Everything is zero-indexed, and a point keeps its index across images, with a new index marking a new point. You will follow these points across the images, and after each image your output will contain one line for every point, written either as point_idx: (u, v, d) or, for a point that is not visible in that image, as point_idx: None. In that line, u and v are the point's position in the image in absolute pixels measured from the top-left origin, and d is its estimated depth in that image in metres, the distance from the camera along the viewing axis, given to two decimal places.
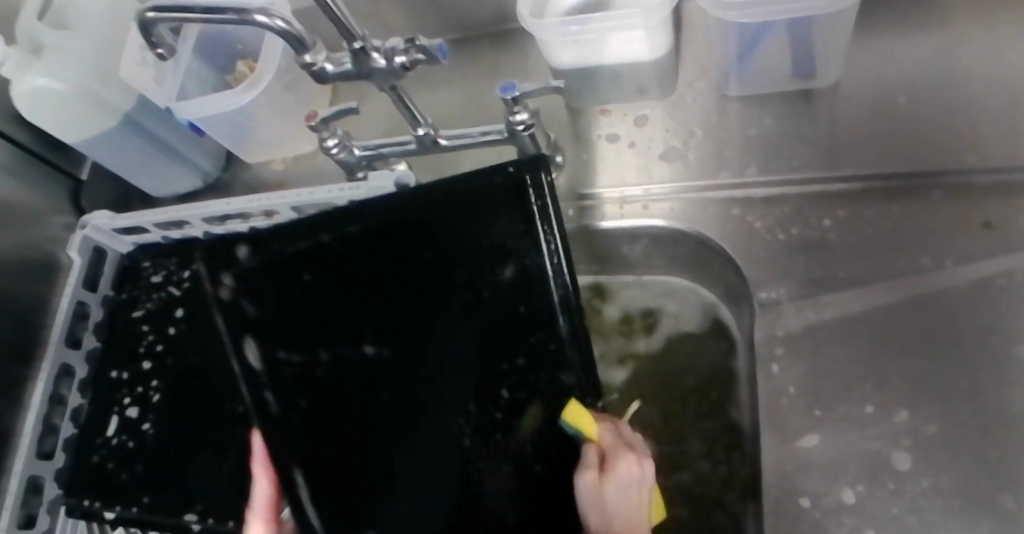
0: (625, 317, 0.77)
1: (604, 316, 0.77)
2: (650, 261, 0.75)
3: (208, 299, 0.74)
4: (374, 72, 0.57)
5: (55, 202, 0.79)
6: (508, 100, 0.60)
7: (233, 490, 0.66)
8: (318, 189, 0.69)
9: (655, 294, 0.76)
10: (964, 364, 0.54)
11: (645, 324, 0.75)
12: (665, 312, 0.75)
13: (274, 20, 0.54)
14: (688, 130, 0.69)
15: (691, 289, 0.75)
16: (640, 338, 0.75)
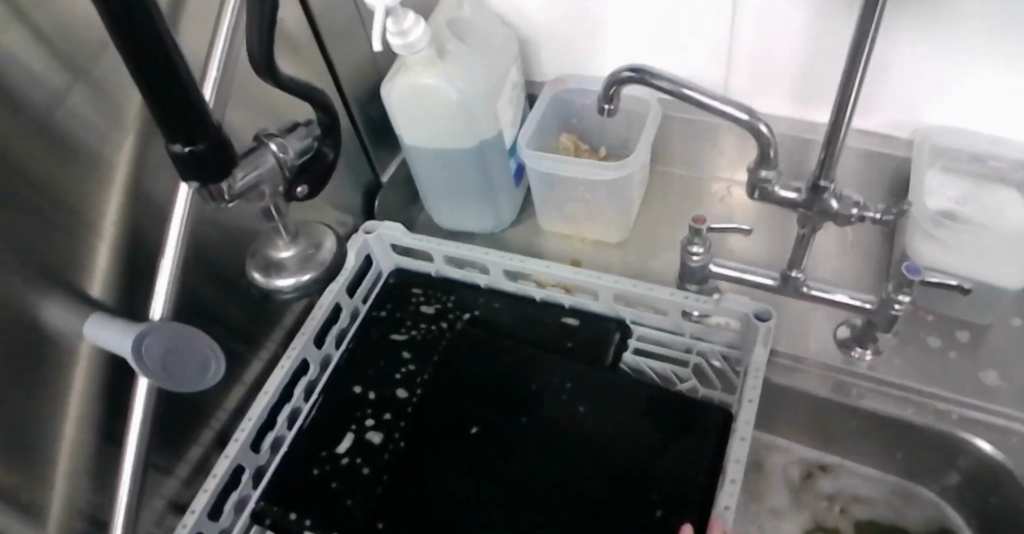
0: (834, 496, 0.76)
1: (819, 484, 0.76)
2: (889, 458, 0.75)
3: (500, 342, 0.72)
4: (818, 212, 0.59)
5: (349, 196, 0.78)
6: (905, 280, 0.61)
7: (455, 478, 0.64)
8: (649, 287, 0.69)
9: (881, 490, 0.76)
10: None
11: (849, 507, 0.75)
12: (887, 516, 0.74)
13: (757, 124, 0.57)
14: (1005, 359, 0.71)
15: (936, 503, 0.74)
16: (845, 519, 0.74)
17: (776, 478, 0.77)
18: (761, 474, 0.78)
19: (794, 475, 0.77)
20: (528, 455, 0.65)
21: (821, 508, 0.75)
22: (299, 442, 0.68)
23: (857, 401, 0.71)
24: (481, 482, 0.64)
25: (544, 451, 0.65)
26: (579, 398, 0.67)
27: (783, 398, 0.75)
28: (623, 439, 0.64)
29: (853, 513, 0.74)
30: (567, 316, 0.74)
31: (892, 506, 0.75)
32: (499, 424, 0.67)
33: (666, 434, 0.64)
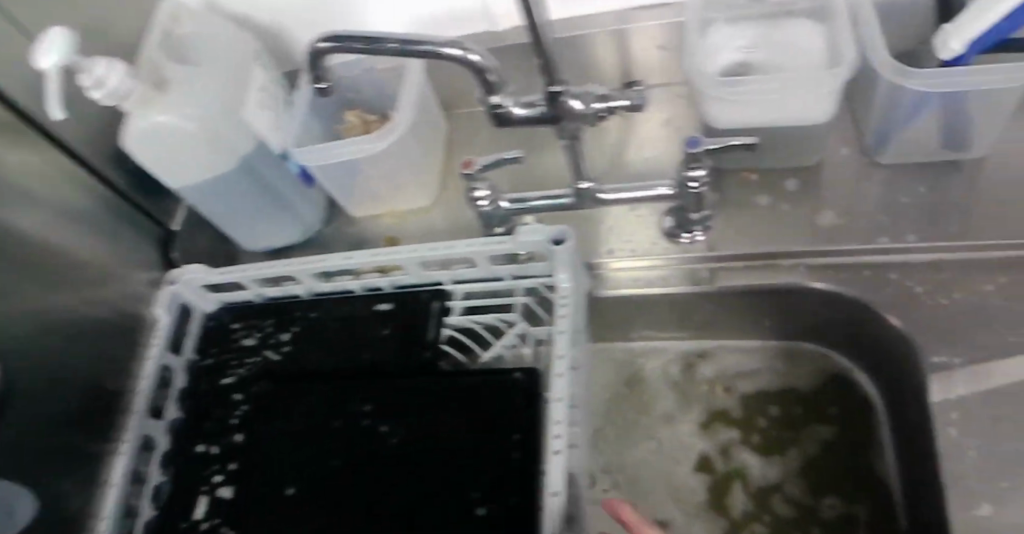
0: (716, 380, 0.74)
1: (698, 373, 0.75)
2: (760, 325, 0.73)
3: (329, 351, 0.69)
4: (566, 119, 0.56)
5: (144, 256, 0.76)
6: (690, 153, 0.59)
7: (310, 514, 0.60)
8: (452, 244, 0.67)
9: (760, 360, 0.74)
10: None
11: (731, 386, 0.73)
12: (772, 382, 0.73)
13: (467, 54, 0.54)
14: (838, 195, 0.68)
15: (821, 355, 0.73)
16: (729, 400, 0.73)
17: (655, 383, 0.75)
18: (640, 384, 0.76)
19: (672, 374, 0.75)
20: (375, 462, 0.61)
21: (705, 395, 0.74)
22: (155, 523, 0.64)
23: (703, 285, 0.68)
24: (335, 506, 0.60)
25: (388, 453, 0.61)
26: (413, 386, 0.64)
27: (634, 304, 0.71)
28: (460, 419, 0.61)
29: (739, 392, 0.73)
30: (381, 302, 0.70)
31: (771, 370, 0.74)
32: (340, 439, 0.63)
33: (500, 399, 0.61)
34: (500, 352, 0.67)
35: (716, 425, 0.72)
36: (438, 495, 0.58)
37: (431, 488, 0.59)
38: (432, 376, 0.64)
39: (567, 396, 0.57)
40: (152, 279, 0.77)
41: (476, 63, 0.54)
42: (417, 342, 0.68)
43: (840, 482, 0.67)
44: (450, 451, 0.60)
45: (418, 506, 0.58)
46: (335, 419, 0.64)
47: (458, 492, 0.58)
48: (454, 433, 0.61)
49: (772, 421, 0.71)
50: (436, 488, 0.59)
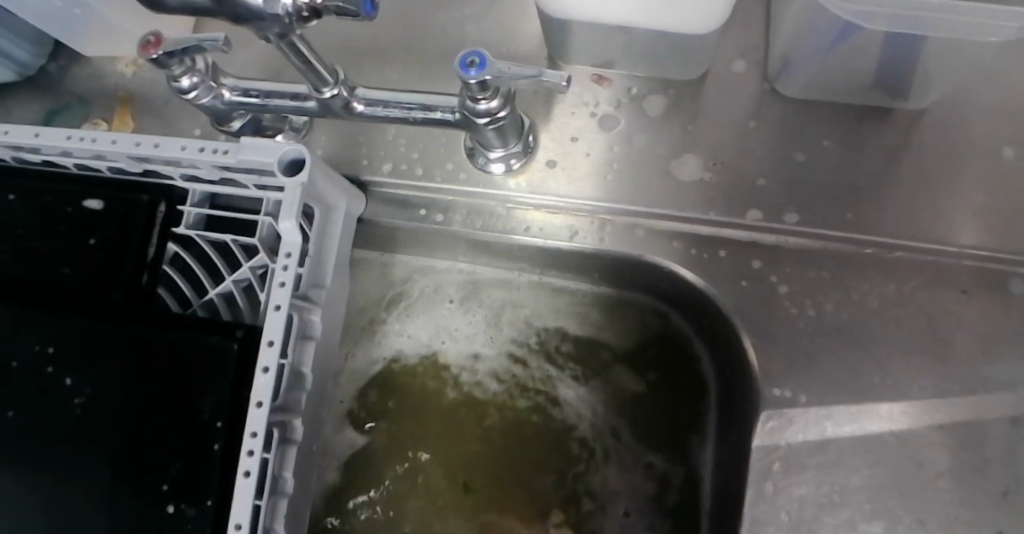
0: (502, 320, 0.59)
1: (483, 304, 0.59)
2: (570, 268, 0.55)
3: (22, 254, 0.53)
4: (253, 18, 0.35)
5: None
6: (468, 83, 0.39)
7: None
8: (166, 139, 0.49)
9: (568, 302, 0.58)
10: (973, 514, 0.45)
11: (523, 330, 0.58)
12: (575, 332, 0.58)
13: None
14: (712, 133, 0.48)
15: (649, 307, 0.56)
16: (520, 347, 0.58)
17: (432, 311, 0.59)
18: (413, 310, 0.60)
19: (451, 302, 0.59)
20: (55, 420, 0.49)
21: (489, 337, 0.59)
22: None
23: (513, 233, 0.51)
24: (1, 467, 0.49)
25: (69, 410, 0.49)
26: (110, 328, 0.50)
27: (431, 239, 0.54)
28: (159, 383, 0.48)
29: (529, 338, 0.58)
30: (91, 196, 0.53)
31: (578, 315, 0.58)
32: (17, 380, 0.50)
33: (206, 367, 0.48)
34: (231, 289, 0.51)
35: (498, 378, 0.58)
36: (121, 476, 0.48)
37: (115, 466, 0.48)
38: (137, 316, 0.50)
39: (270, 396, 0.43)
40: None
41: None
42: (127, 261, 0.51)
43: (625, 465, 0.55)
44: (141, 422, 0.48)
45: (95, 486, 0.48)
46: (11, 352, 0.50)
47: (143, 481, 0.47)
48: (148, 399, 0.48)
49: (562, 382, 0.57)
50: (121, 466, 0.48)
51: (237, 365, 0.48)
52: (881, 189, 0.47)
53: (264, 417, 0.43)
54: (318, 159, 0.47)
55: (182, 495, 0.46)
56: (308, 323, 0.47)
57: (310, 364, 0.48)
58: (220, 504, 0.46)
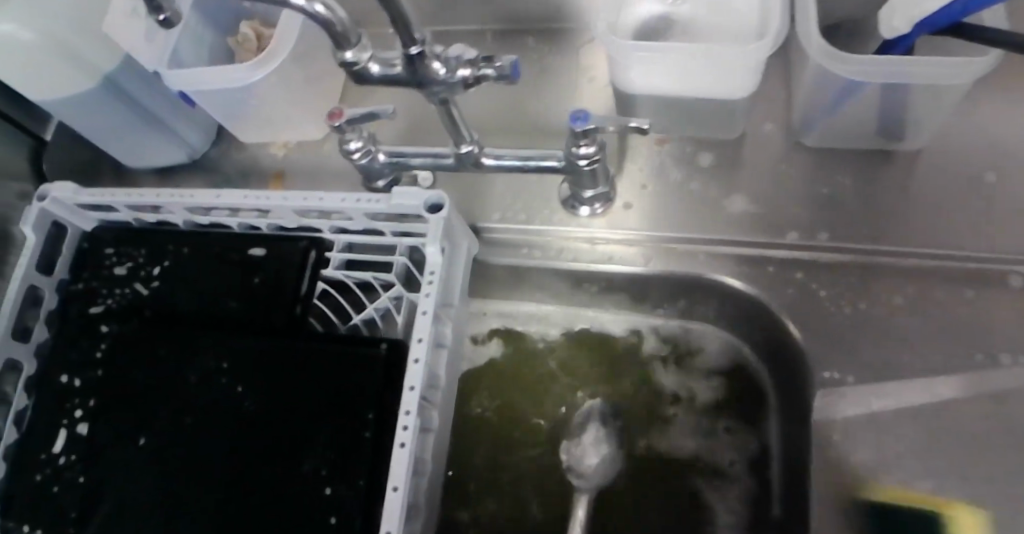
0: (591, 349, 0.69)
1: (573, 334, 0.70)
2: (653, 303, 0.67)
3: (198, 293, 0.65)
4: (430, 83, 0.50)
5: (12, 166, 0.71)
6: (575, 131, 0.53)
7: (157, 469, 0.58)
8: (329, 195, 0.62)
9: (649, 336, 0.69)
10: (1010, 468, 0.52)
11: (608, 357, 0.69)
12: (653, 357, 0.68)
13: (313, 4, 0.46)
14: (754, 177, 0.62)
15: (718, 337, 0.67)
16: (609, 372, 0.68)
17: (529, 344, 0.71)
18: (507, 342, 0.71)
19: (545, 336, 0.71)
20: (228, 422, 0.59)
21: (581, 363, 0.69)
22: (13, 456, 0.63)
23: (600, 263, 0.64)
24: (182, 463, 0.58)
25: (240, 414, 0.59)
26: (276, 345, 0.61)
27: (530, 277, 0.67)
28: (317, 387, 0.59)
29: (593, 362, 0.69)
30: (254, 246, 0.65)
31: (656, 344, 0.68)
32: (195, 392, 0.60)
33: (359, 371, 0.59)
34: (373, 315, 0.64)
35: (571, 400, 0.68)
36: (286, 465, 0.57)
37: (280, 458, 0.57)
38: (297, 336, 0.61)
39: (421, 381, 0.54)
40: (25, 192, 0.73)
41: (327, 18, 0.46)
42: (287, 294, 0.63)
43: (703, 470, 0.63)
44: (301, 420, 0.58)
45: (264, 474, 0.57)
46: (191, 369, 0.61)
47: (306, 469, 0.56)
48: (308, 401, 0.58)
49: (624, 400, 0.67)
50: (285, 457, 0.57)
51: (385, 369, 0.58)
52: (892, 214, 0.60)
53: (415, 399, 0.54)
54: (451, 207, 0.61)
55: (339, 478, 0.55)
56: (440, 332, 0.59)
57: (443, 368, 0.59)
58: (373, 484, 0.55)
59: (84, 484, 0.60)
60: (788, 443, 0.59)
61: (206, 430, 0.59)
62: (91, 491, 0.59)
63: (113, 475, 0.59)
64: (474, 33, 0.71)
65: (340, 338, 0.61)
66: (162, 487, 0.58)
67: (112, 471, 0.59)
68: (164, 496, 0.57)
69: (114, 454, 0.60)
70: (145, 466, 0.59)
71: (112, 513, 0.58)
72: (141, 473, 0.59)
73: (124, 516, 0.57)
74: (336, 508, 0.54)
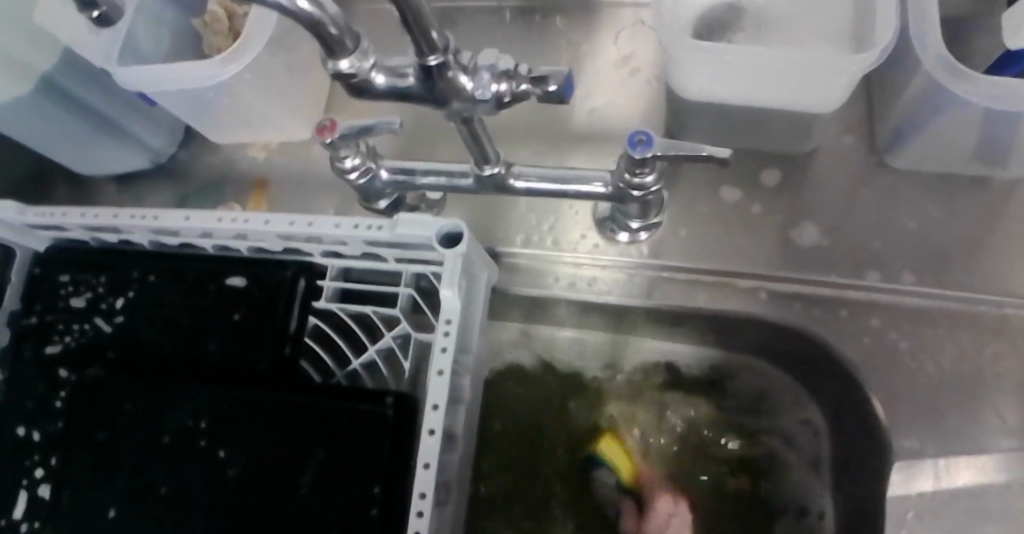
0: (626, 384, 0.60)
1: (605, 367, 0.61)
2: (697, 338, 0.58)
3: (170, 331, 0.55)
4: (452, 101, 0.40)
5: None
6: (632, 158, 0.44)
7: None
8: (319, 218, 0.52)
9: (687, 372, 0.60)
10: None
11: (639, 394, 0.60)
12: (695, 397, 0.59)
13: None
14: (825, 202, 0.52)
15: (768, 376, 0.58)
16: (643, 410, 0.60)
17: (553, 377, 0.61)
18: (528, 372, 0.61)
19: (572, 367, 0.61)
20: (211, 491, 0.51)
21: (613, 401, 0.60)
22: None
23: (642, 298, 0.54)
24: None
25: (224, 481, 0.51)
26: (263, 399, 0.52)
27: (557, 309, 0.58)
28: (314, 452, 0.50)
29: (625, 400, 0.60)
30: (234, 275, 0.56)
31: (696, 381, 0.60)
32: (171, 454, 0.52)
33: (362, 436, 0.50)
34: (374, 358, 0.55)
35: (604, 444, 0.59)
36: None
37: None
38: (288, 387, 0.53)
39: (437, 459, 0.47)
40: None
41: (316, 19, 0.35)
42: (274, 335, 0.54)
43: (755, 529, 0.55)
44: (296, 491, 0.50)
45: None
46: (164, 427, 0.52)
47: None
48: (305, 468, 0.50)
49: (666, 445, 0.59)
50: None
51: (392, 434, 0.50)
52: (988, 250, 0.51)
53: (431, 480, 0.46)
54: (469, 236, 0.52)
55: None
56: (456, 387, 0.51)
57: (460, 428, 0.51)
58: None
59: None
60: (853, 510, 0.52)
61: (185, 501, 0.51)
62: None
63: None
64: (489, 11, 0.60)
65: (338, 392, 0.52)
66: None
67: None
68: None
69: (79, 527, 0.52)
70: None
71: None
72: None
73: None
74: None
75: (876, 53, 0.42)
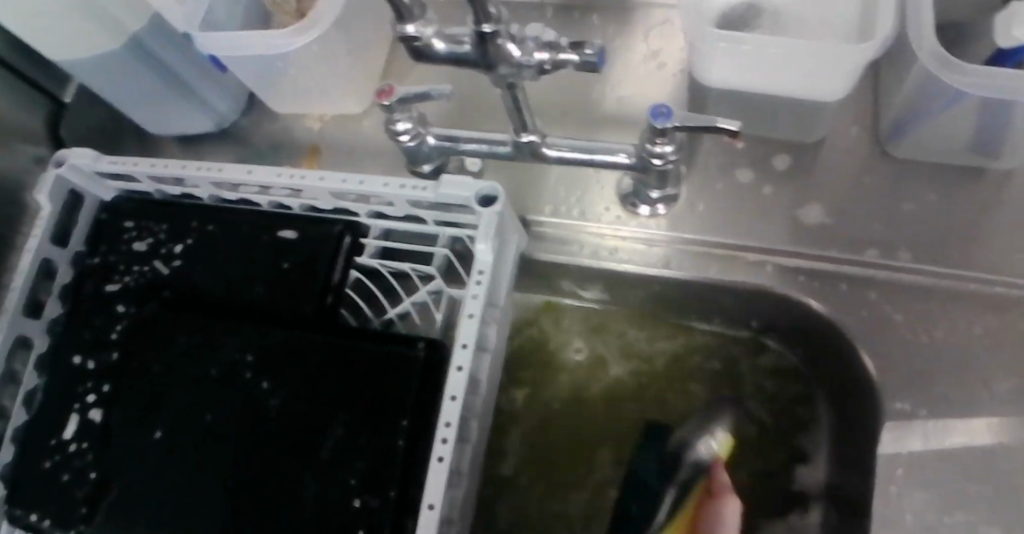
0: (643, 353, 0.63)
1: (626, 336, 0.64)
2: (707, 312, 0.62)
3: (223, 275, 0.61)
4: (499, 65, 0.45)
5: (28, 126, 0.67)
6: (655, 128, 0.48)
7: (176, 461, 0.57)
8: (368, 178, 0.57)
9: (703, 345, 0.63)
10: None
11: (654, 363, 0.63)
12: (707, 367, 0.62)
13: None
14: (829, 186, 0.58)
15: (776, 352, 0.62)
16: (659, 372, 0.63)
17: (574, 342, 0.65)
18: (549, 335, 0.65)
19: (589, 333, 0.65)
20: (252, 416, 0.56)
21: (634, 366, 0.63)
22: (27, 432, 0.61)
23: (658, 268, 0.59)
24: (203, 455, 0.56)
25: (264, 408, 0.56)
26: (303, 339, 0.57)
27: (580, 279, 0.62)
28: (348, 386, 0.56)
29: (641, 374, 0.63)
30: (285, 228, 0.61)
31: (709, 351, 0.63)
32: (217, 382, 0.58)
33: (392, 374, 0.55)
34: (408, 309, 0.61)
35: (613, 415, 0.62)
36: (312, 466, 0.54)
37: (305, 459, 0.54)
38: (326, 329, 0.58)
39: (464, 393, 0.50)
40: (39, 155, 0.69)
41: None
42: (318, 283, 0.59)
43: (758, 492, 0.59)
44: (329, 421, 0.55)
45: (289, 473, 0.54)
46: (212, 358, 0.59)
47: (332, 473, 0.53)
48: (338, 400, 0.55)
49: (677, 417, 0.61)
50: (311, 458, 0.54)
51: (421, 375, 0.55)
52: (980, 237, 0.55)
53: (456, 411, 0.50)
54: (504, 200, 0.56)
55: (369, 487, 0.52)
56: (483, 335, 0.55)
57: (485, 373, 0.55)
58: (403, 495, 0.52)
59: (101, 466, 0.58)
60: (845, 473, 0.56)
61: (230, 422, 0.57)
62: (109, 476, 0.58)
63: (130, 462, 0.58)
64: (532, 6, 0.66)
65: (373, 335, 0.57)
66: (183, 479, 0.56)
67: (129, 456, 0.58)
68: (184, 488, 0.56)
69: (132, 440, 0.58)
70: (166, 456, 0.57)
71: (130, 497, 0.57)
72: (157, 460, 0.57)
73: (143, 504, 0.56)
74: (368, 518, 0.52)
75: (879, 44, 0.47)
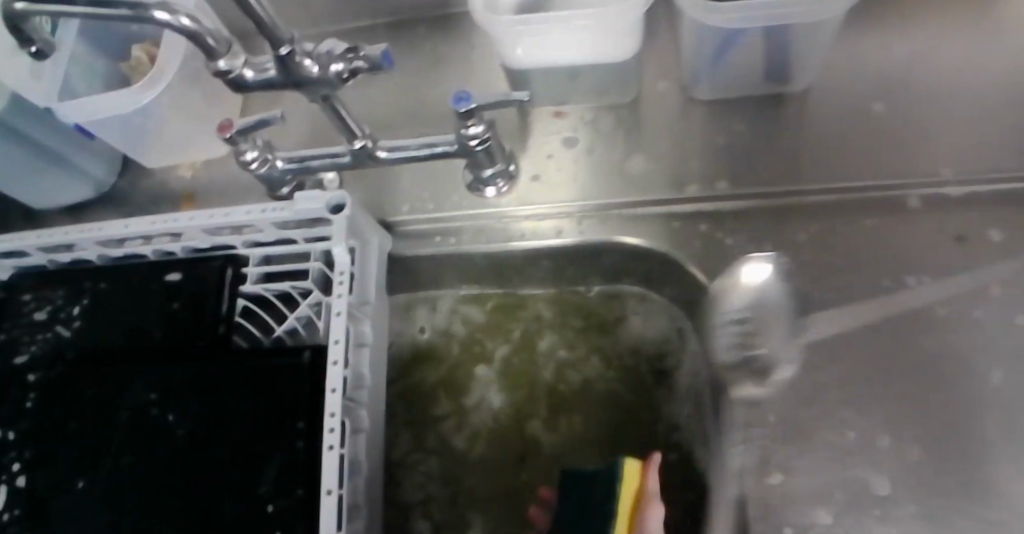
0: (523, 323, 0.68)
1: (504, 312, 0.69)
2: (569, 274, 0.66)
3: (122, 326, 0.65)
4: (306, 82, 0.50)
5: None
6: (460, 113, 0.53)
7: (100, 506, 0.60)
8: (233, 209, 0.62)
9: (574, 305, 0.68)
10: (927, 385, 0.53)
11: (530, 331, 0.68)
12: (579, 324, 0.67)
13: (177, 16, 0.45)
14: (651, 138, 0.63)
15: (641, 296, 0.66)
16: (538, 339, 0.67)
17: (461, 326, 0.69)
18: (438, 324, 0.70)
19: (472, 315, 0.69)
20: (164, 448, 0.60)
21: (517, 336, 0.68)
22: None
23: (509, 243, 0.63)
24: (124, 494, 0.59)
25: (173, 439, 0.60)
26: (200, 368, 0.61)
27: (450, 265, 0.66)
28: (246, 401, 0.59)
29: (524, 341, 0.67)
30: (171, 271, 0.65)
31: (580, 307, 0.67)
32: (129, 424, 0.61)
33: (284, 381, 0.59)
34: (294, 325, 0.65)
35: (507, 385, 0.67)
36: (224, 481, 0.57)
37: (217, 476, 0.58)
38: (221, 354, 0.62)
39: (342, 383, 0.54)
40: None
41: (192, 29, 0.45)
42: (208, 315, 0.63)
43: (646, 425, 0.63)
44: (234, 437, 0.58)
45: (205, 492, 0.57)
46: (120, 403, 0.62)
47: (243, 483, 0.57)
48: (239, 416, 0.59)
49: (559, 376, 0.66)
50: (222, 474, 0.58)
51: (310, 376, 0.59)
52: (788, 154, 0.61)
53: (337, 401, 0.54)
54: (357, 207, 0.61)
55: (277, 488, 0.56)
56: (360, 330, 0.59)
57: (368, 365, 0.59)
58: (310, 489, 0.56)
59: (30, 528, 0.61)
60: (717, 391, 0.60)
61: (144, 459, 0.60)
62: None
63: (57, 517, 0.60)
64: (366, 31, 0.72)
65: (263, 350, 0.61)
66: (108, 521, 0.59)
67: (55, 512, 0.60)
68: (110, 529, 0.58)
69: (57, 496, 0.61)
70: (91, 503, 0.60)
71: None
72: (83, 508, 0.60)
73: None
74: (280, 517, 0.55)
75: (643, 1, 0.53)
